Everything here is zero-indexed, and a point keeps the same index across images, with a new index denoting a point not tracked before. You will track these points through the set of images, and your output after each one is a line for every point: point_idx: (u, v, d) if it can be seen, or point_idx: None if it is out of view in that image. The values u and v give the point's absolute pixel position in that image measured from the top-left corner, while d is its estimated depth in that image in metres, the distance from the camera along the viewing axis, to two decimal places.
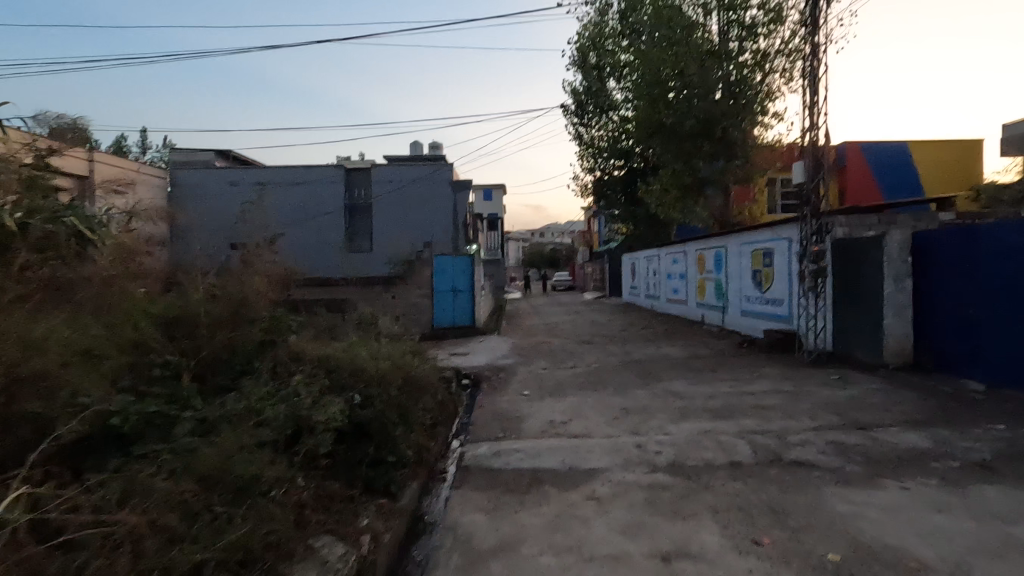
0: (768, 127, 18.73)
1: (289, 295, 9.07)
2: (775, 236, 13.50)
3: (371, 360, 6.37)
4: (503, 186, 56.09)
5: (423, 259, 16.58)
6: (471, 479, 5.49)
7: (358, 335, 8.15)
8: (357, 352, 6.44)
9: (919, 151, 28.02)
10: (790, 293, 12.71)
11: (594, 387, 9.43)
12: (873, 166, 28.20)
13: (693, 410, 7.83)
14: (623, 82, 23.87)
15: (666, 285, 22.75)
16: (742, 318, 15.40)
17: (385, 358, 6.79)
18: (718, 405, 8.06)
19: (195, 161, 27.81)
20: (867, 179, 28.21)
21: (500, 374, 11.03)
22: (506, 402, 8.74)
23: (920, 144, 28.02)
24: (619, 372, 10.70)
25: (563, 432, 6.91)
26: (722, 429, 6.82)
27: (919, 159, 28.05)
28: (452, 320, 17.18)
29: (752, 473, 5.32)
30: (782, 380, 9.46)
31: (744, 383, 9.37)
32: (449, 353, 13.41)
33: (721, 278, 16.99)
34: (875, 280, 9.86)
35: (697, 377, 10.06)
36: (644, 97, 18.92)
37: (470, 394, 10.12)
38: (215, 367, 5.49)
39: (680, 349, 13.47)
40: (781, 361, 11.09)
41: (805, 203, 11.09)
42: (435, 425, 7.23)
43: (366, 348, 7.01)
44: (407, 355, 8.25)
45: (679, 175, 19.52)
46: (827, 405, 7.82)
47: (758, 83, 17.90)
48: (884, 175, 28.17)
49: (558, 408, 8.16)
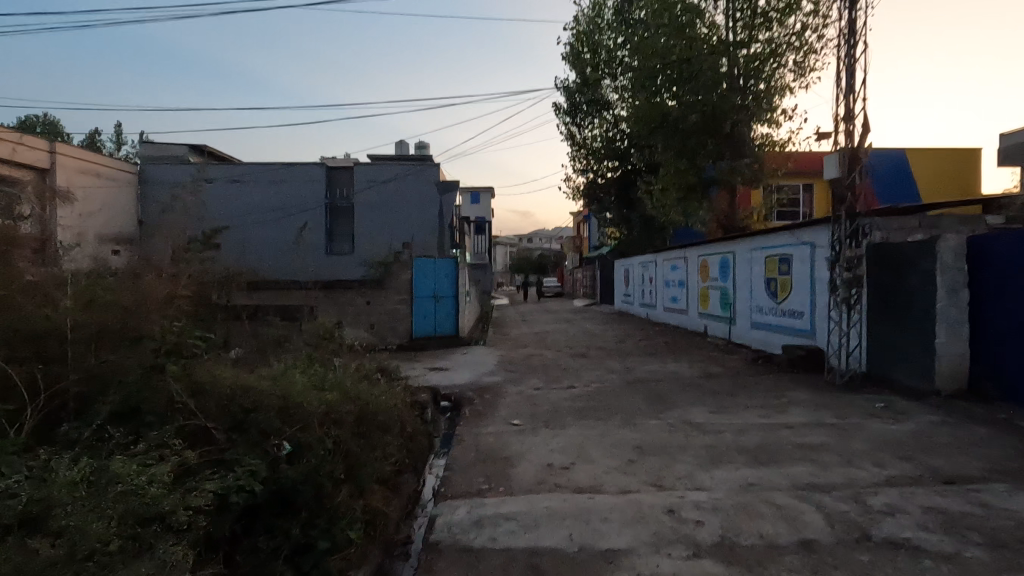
0: (777, 125, 17.39)
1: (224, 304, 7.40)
2: (794, 241, 12.09)
3: (313, 391, 4.77)
4: (492, 190, 54.97)
5: (401, 261, 14.95)
6: (439, 566, 3.87)
7: (311, 352, 6.53)
8: (295, 378, 4.82)
9: (917, 161, 26.99)
10: (813, 306, 11.30)
11: (597, 416, 7.86)
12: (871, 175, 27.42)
13: (726, 450, 6.29)
14: (620, 79, 22.53)
15: (664, 293, 21.37)
16: (752, 330, 13.99)
17: (335, 386, 5.17)
18: (753, 443, 6.54)
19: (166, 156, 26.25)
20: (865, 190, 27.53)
21: (486, 396, 9.44)
22: (491, 436, 7.15)
23: (919, 152, 27.05)
24: (625, 396, 9.16)
25: (565, 484, 5.34)
26: (770, 482, 5.29)
27: (918, 169, 27.00)
28: (433, 327, 15.48)
29: (835, 560, 3.79)
30: (819, 409, 7.98)
31: (775, 413, 7.88)
32: (428, 369, 11.77)
33: (727, 287, 15.59)
34: (924, 292, 8.48)
35: (717, 403, 8.56)
36: (643, 92, 17.54)
37: (449, 421, 8.52)
38: (81, 409, 3.94)
39: (688, 366, 11.99)
40: (809, 384, 9.64)
41: (837, 202, 9.64)
42: (400, 473, 5.60)
43: (312, 372, 5.39)
44: (373, 380, 6.64)
45: (683, 175, 18.11)
46: (888, 445, 6.33)
47: (770, 77, 16.59)
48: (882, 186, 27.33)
49: (557, 445, 6.57)
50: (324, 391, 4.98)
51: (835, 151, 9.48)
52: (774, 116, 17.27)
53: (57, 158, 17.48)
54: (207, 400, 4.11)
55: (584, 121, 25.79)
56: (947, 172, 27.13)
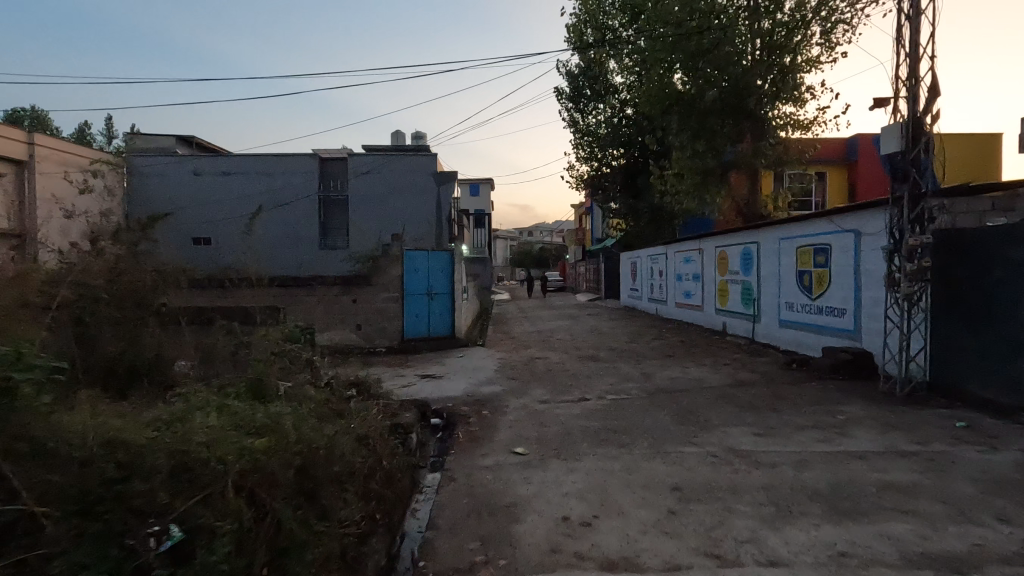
0: (804, 102, 15.76)
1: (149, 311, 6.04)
2: (834, 228, 10.64)
3: (229, 439, 3.33)
4: (491, 182, 53.64)
5: (390, 254, 13.50)
6: None
7: (258, 370, 5.09)
8: (205, 422, 3.37)
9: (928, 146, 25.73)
10: (859, 303, 9.89)
11: (619, 443, 6.40)
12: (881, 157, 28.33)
13: (793, 496, 4.85)
14: (626, 60, 21.13)
15: (675, 288, 19.93)
16: (781, 329, 12.58)
17: (270, 424, 3.72)
18: (826, 484, 5.10)
19: (155, 149, 25.62)
20: (876, 171, 28.36)
21: (484, 413, 7.99)
22: (489, 472, 5.70)
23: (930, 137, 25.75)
24: (649, 413, 7.70)
25: (589, 555, 3.93)
26: (869, 550, 3.88)
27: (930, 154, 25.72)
28: (426, 328, 14.03)
29: None
30: (887, 431, 6.56)
31: (836, 436, 6.44)
32: (417, 377, 10.34)
33: (750, 281, 14.17)
34: (1012, 288, 7.10)
35: (761, 422, 7.13)
36: (653, 69, 16.09)
37: (440, 443, 7.13)
38: None
39: (714, 372, 10.53)
40: (863, 395, 8.22)
41: (898, 180, 8.09)
42: (368, 535, 4.21)
43: (243, 407, 3.93)
44: (338, 408, 5.21)
45: (700, 158, 16.63)
46: (1004, 486, 4.89)
47: (796, 50, 15.08)
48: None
49: (572, 487, 5.15)
50: (253, 434, 3.55)
51: (893, 121, 7.97)
52: (800, 93, 15.71)
53: (34, 150, 16.55)
54: (46, 470, 2.69)
55: (587, 108, 24.90)
56: (964, 152, 25.60)
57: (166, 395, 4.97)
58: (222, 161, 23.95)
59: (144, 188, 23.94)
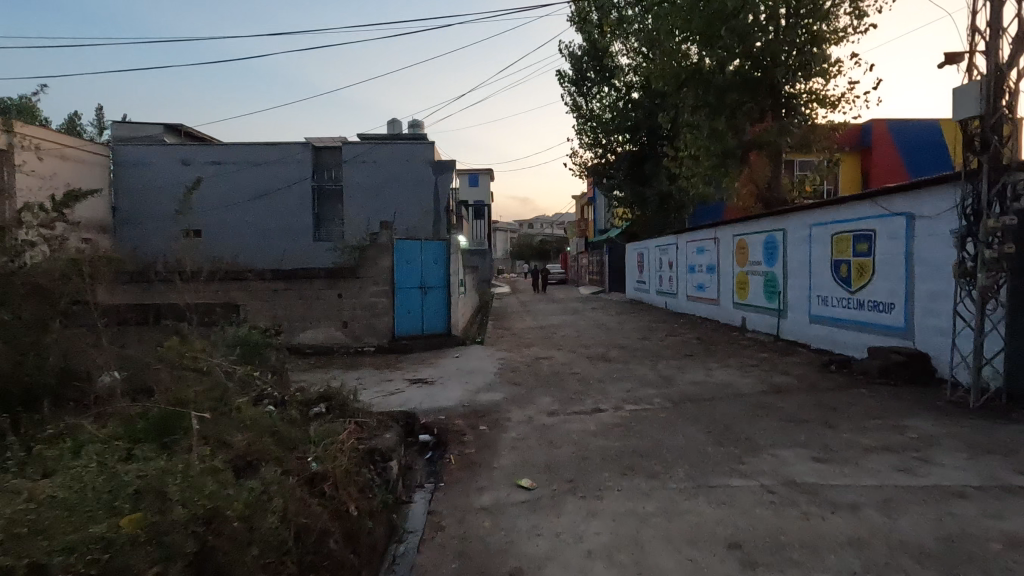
0: (833, 76, 14.28)
1: (52, 314, 4.72)
2: (879, 212, 9.34)
3: (54, 535, 2.08)
4: (491, 172, 52.34)
5: (378, 244, 12.17)
6: None
7: (179, 393, 3.84)
8: (14, 510, 2.13)
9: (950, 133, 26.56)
10: (910, 296, 8.65)
11: (648, 473, 5.14)
12: (899, 148, 26.96)
13: (893, 558, 3.62)
14: (633, 40, 19.85)
15: (687, 280, 18.66)
16: (811, 326, 11.36)
17: (147, 488, 2.44)
18: (932, 539, 3.85)
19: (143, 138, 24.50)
20: (893, 162, 27.00)
21: (482, 429, 6.74)
22: (487, 517, 4.43)
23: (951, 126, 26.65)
24: (678, 429, 6.44)
25: None
26: None
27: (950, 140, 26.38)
28: (419, 325, 12.76)
29: None
30: (978, 456, 5.31)
31: (917, 463, 5.19)
32: (406, 383, 9.09)
33: (775, 272, 12.91)
34: None
35: (815, 441, 5.89)
36: (664, 43, 14.82)
37: (430, 469, 5.87)
38: None
39: (743, 375, 9.26)
40: (930, 406, 6.96)
41: (974, 151, 6.78)
42: None
43: (120, 465, 2.69)
44: (288, 441, 3.94)
45: (719, 138, 15.36)
46: None
47: (826, 17, 13.48)
48: (912, 159, 26.92)
49: (596, 542, 3.93)
50: (115, 511, 2.30)
51: (970, 82, 6.68)
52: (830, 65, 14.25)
53: None
54: None
55: (591, 92, 23.75)
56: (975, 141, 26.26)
57: (51, 431, 3.68)
58: (211, 150, 22.60)
59: (127, 179, 22.61)
